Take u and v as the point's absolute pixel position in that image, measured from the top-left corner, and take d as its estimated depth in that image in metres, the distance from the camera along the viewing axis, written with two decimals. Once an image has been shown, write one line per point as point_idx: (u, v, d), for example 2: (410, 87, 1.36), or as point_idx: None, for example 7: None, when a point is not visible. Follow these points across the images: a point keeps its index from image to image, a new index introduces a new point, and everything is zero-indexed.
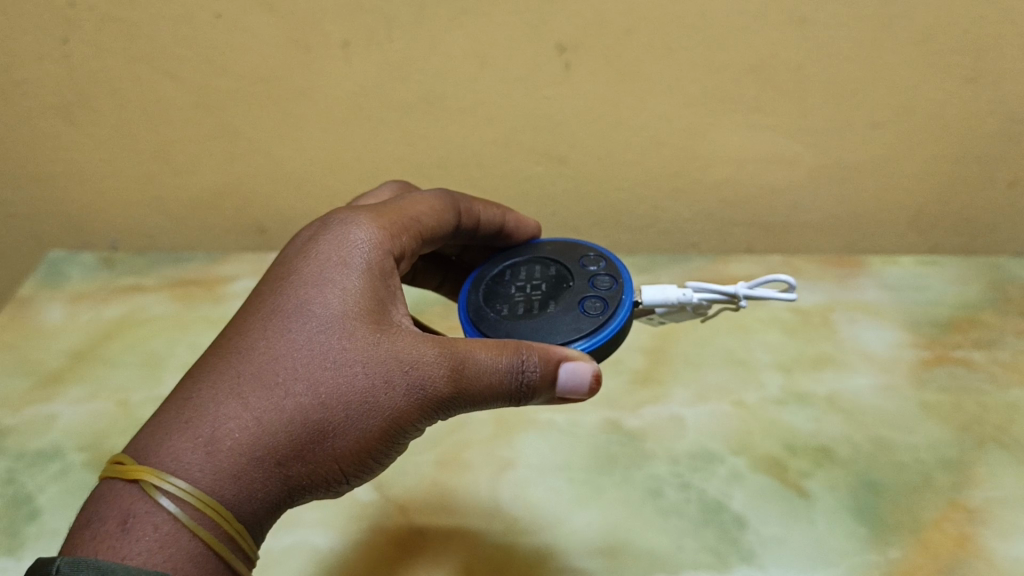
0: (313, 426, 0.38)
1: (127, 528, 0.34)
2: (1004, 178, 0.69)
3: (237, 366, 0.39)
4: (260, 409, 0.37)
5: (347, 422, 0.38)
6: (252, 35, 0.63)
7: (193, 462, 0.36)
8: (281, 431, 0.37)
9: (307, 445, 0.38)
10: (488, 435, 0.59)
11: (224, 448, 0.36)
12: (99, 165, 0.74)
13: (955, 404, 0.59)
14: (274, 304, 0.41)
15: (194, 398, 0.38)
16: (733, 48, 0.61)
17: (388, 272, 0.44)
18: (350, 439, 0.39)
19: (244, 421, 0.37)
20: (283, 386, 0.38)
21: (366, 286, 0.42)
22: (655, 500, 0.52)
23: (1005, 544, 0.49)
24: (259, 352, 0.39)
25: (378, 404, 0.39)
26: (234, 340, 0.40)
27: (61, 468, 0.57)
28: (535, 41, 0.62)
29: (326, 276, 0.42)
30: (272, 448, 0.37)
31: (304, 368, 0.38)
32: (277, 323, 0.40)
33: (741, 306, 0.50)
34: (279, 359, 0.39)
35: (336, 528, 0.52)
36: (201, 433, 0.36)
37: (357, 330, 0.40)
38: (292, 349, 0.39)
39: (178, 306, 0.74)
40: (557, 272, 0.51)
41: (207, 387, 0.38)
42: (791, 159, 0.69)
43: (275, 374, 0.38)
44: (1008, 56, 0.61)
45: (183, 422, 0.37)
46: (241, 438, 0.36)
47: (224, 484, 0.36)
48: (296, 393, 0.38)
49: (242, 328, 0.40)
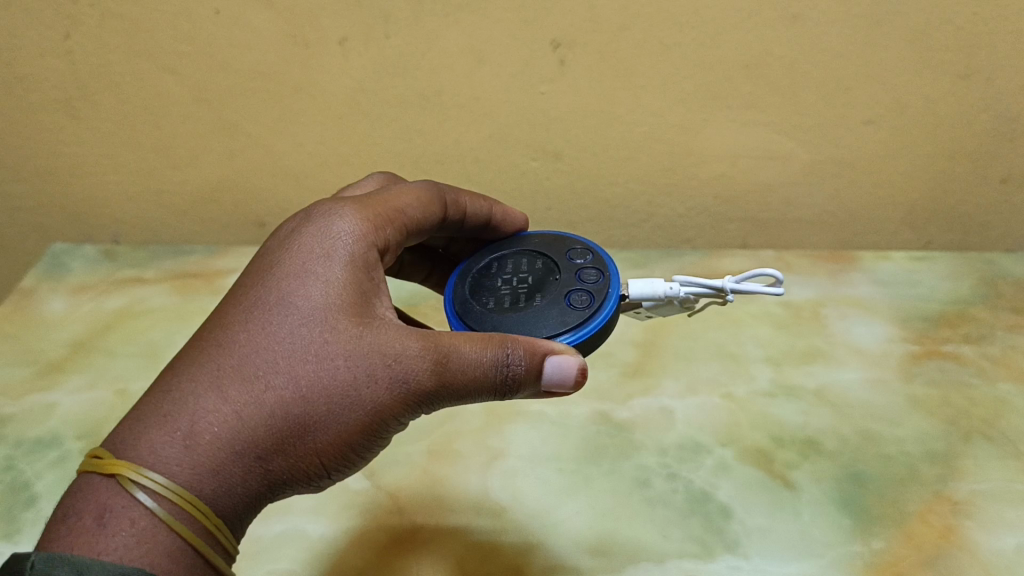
0: (293, 419, 0.39)
1: (104, 522, 0.35)
2: (997, 174, 0.69)
3: (218, 359, 0.39)
4: (240, 403, 0.38)
5: (328, 415, 0.39)
6: (251, 31, 0.64)
7: (171, 456, 0.36)
8: (261, 425, 0.38)
9: (287, 440, 0.38)
10: (478, 426, 0.59)
11: (204, 441, 0.37)
12: (101, 159, 0.75)
13: (944, 398, 0.59)
14: (257, 297, 0.42)
15: (173, 391, 0.38)
16: (726, 45, 0.62)
17: (372, 264, 0.44)
18: (331, 433, 0.39)
19: (224, 415, 0.38)
20: (263, 379, 0.39)
21: (349, 279, 0.42)
22: (642, 491, 0.53)
23: (989, 536, 0.49)
24: (240, 345, 0.40)
25: (360, 397, 0.40)
26: (215, 332, 0.41)
27: (59, 456, 0.58)
28: (530, 38, 0.62)
29: (309, 268, 0.42)
30: (252, 442, 0.38)
31: (285, 361, 0.39)
32: (258, 317, 0.41)
33: (728, 300, 0.50)
34: (260, 352, 0.39)
35: (328, 516, 0.53)
36: (179, 427, 0.37)
37: (339, 323, 0.40)
38: (273, 343, 0.40)
39: (177, 298, 0.75)
40: (543, 266, 0.51)
41: (186, 379, 0.39)
42: (784, 155, 0.69)
43: (255, 368, 0.39)
44: (1001, 53, 0.61)
45: (162, 416, 0.38)
46: (220, 432, 0.37)
47: (203, 479, 0.37)
48: (276, 386, 0.39)
49: (224, 320, 0.41)
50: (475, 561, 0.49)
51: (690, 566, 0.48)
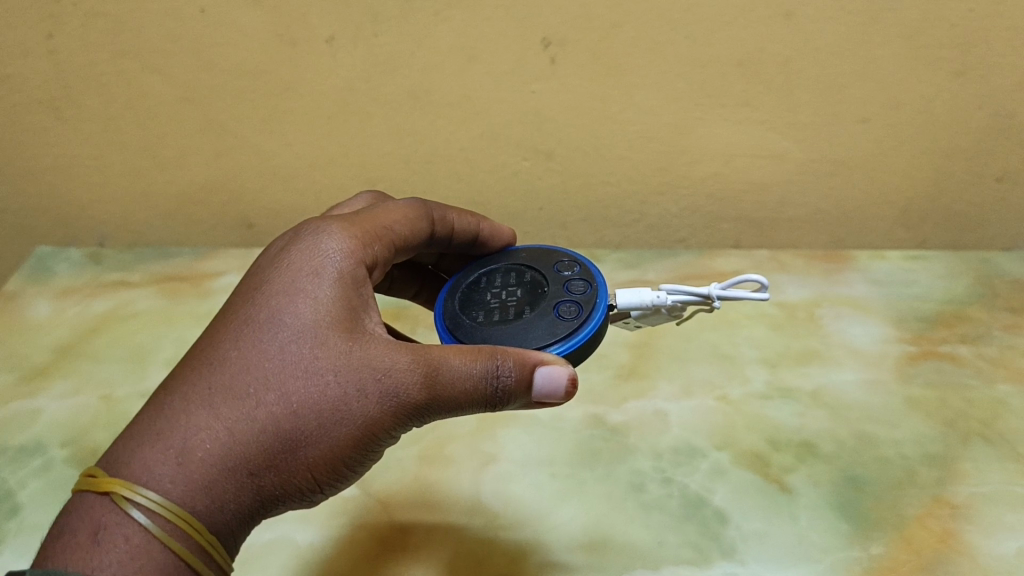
0: (284, 435, 0.38)
1: (99, 540, 0.35)
2: (994, 173, 0.69)
3: (209, 377, 0.38)
4: (232, 420, 0.37)
5: (320, 431, 0.38)
6: (236, 30, 0.63)
7: (164, 474, 0.36)
8: (253, 442, 0.37)
9: (279, 456, 0.38)
10: (470, 430, 0.58)
11: (196, 458, 0.36)
12: (87, 160, 0.73)
13: (940, 400, 0.59)
14: (246, 314, 0.41)
15: (165, 409, 0.38)
16: (720, 42, 0.61)
17: (362, 279, 0.43)
18: (324, 448, 0.38)
19: (216, 432, 0.37)
20: (254, 397, 0.38)
21: (339, 294, 0.41)
22: (636, 496, 0.52)
23: (989, 541, 0.49)
24: (230, 363, 0.39)
25: (351, 413, 0.39)
26: (206, 350, 0.40)
27: (43, 464, 0.57)
28: (522, 36, 0.62)
29: (298, 285, 0.41)
30: (244, 459, 0.37)
31: (276, 378, 0.38)
32: (249, 334, 0.40)
33: (715, 306, 0.49)
34: (250, 370, 0.38)
35: (318, 524, 0.52)
36: (172, 445, 0.36)
37: (329, 339, 0.39)
38: (264, 360, 0.39)
39: (164, 301, 0.74)
40: (532, 280, 0.50)
41: (178, 399, 0.38)
42: (779, 154, 0.69)
43: (246, 385, 0.38)
44: (996, 50, 0.61)
45: (155, 434, 0.37)
46: (212, 449, 0.37)
47: (197, 496, 0.36)
48: (268, 403, 0.38)
49: (214, 338, 0.40)
50: (467, 568, 0.48)
51: (686, 572, 0.47)
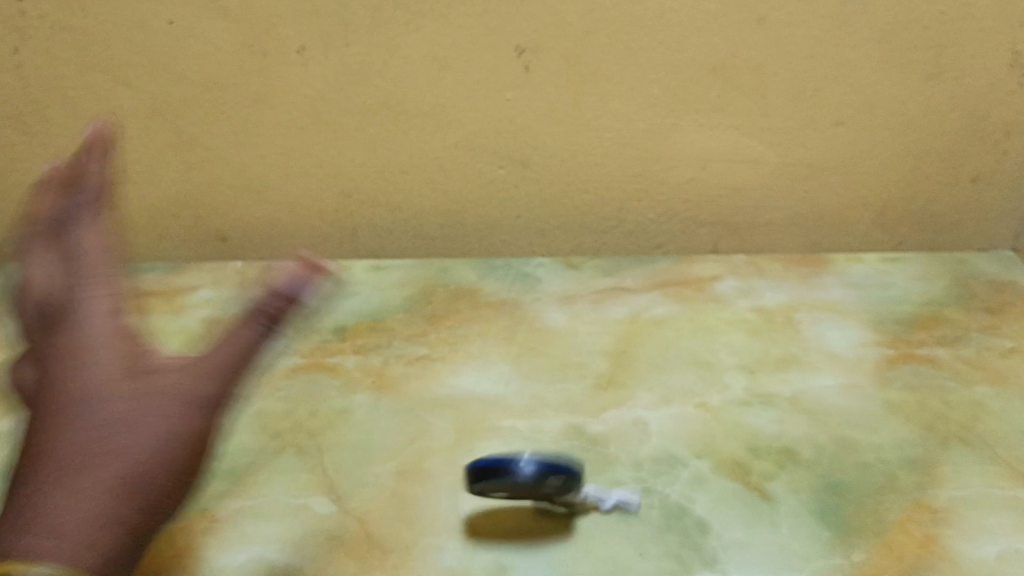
0: (122, 499, 0.48)
1: None
2: (968, 174, 0.71)
3: (58, 462, 0.48)
4: (81, 498, 0.47)
5: (150, 481, 0.49)
6: (206, 42, 0.64)
7: (48, 546, 0.46)
8: (105, 502, 0.47)
9: (134, 506, 0.48)
10: (448, 444, 0.56)
11: (64, 527, 0.46)
12: (54, 175, 0.71)
13: (919, 402, 0.59)
14: (64, 403, 0.50)
15: (31, 501, 0.47)
16: (693, 49, 0.64)
17: (159, 372, 0.52)
18: (159, 497, 0.49)
19: (72, 506, 0.47)
20: (94, 472, 0.48)
21: (115, 367, 0.52)
22: (616, 506, 0.52)
23: (970, 545, 0.49)
24: (73, 444, 0.49)
25: (166, 462, 0.49)
26: (44, 447, 0.49)
27: (11, 487, 0.54)
28: (494, 44, 0.64)
29: (86, 375, 0.51)
30: (105, 519, 0.47)
31: (102, 459, 0.48)
32: (71, 421, 0.50)
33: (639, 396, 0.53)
34: (84, 448, 0.49)
35: (293, 544, 0.50)
36: (43, 527, 0.46)
37: (139, 403, 0.50)
38: (88, 441, 0.49)
39: (139, 318, 0.69)
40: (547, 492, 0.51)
41: (44, 483, 0.48)
42: (752, 158, 0.70)
43: (84, 461, 0.48)
44: (969, 52, 0.65)
45: (27, 521, 0.47)
46: (71, 520, 0.46)
47: (84, 556, 0.46)
48: (104, 478, 0.48)
49: (50, 428, 0.50)
50: None
51: None
